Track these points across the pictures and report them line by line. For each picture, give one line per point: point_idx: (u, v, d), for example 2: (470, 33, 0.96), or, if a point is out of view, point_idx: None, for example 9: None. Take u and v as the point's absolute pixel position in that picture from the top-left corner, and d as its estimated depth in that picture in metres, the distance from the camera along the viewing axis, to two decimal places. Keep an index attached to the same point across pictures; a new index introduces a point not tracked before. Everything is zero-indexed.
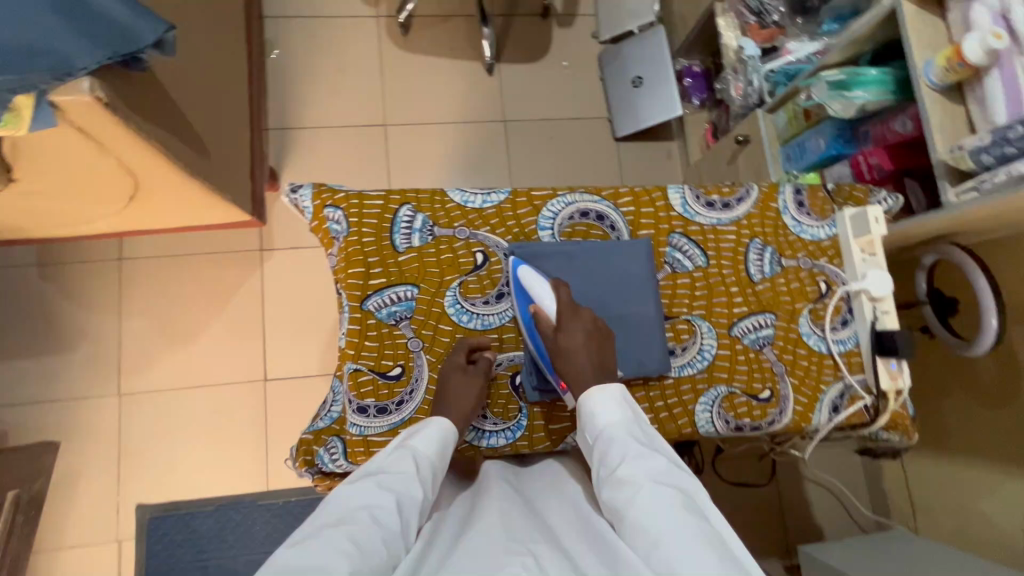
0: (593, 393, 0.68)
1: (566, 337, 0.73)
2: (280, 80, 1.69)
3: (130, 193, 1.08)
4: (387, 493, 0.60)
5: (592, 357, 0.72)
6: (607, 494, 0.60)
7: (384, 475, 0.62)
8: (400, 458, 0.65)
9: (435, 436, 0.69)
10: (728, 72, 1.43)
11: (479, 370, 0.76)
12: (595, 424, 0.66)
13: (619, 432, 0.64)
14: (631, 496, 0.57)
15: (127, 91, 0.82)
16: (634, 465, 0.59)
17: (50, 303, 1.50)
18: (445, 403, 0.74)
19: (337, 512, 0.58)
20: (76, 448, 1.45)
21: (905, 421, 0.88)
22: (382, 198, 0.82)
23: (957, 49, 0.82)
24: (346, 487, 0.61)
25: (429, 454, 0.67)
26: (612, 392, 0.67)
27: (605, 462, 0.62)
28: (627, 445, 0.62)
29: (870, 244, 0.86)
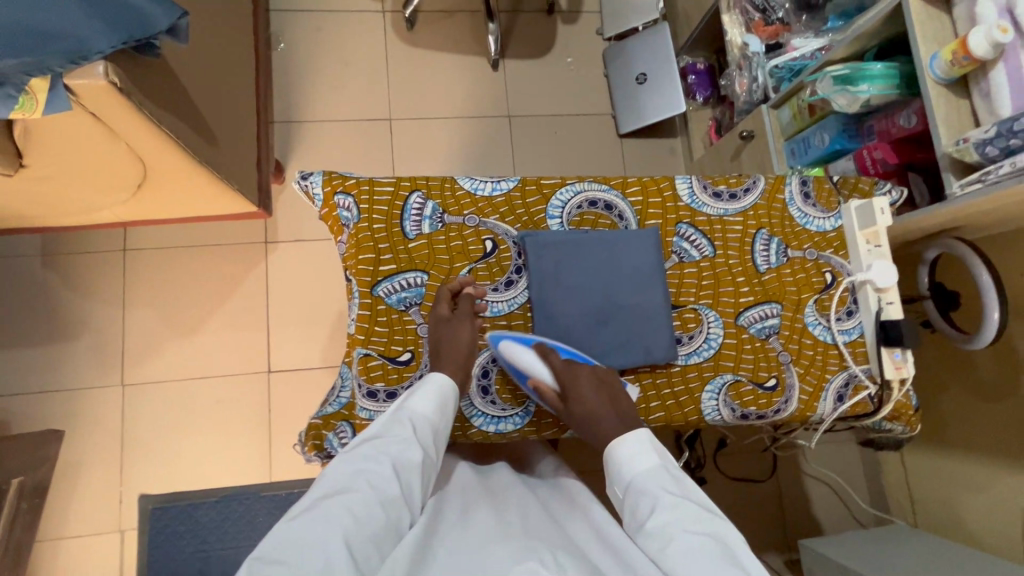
0: (617, 444, 0.68)
1: (579, 402, 0.73)
2: (286, 73, 1.70)
3: (139, 181, 1.09)
4: (384, 459, 0.62)
5: (606, 405, 0.73)
6: (640, 545, 0.59)
7: (380, 441, 0.63)
8: (396, 423, 0.66)
9: (431, 395, 0.70)
10: (733, 68, 1.44)
11: (462, 312, 0.78)
12: (621, 472, 0.66)
13: (649, 479, 0.64)
14: (668, 548, 0.56)
15: (141, 76, 0.83)
16: (665, 516, 0.59)
17: (55, 292, 1.51)
18: (449, 353, 0.75)
19: (335, 480, 0.59)
20: (79, 437, 1.45)
21: (908, 412, 0.89)
22: (392, 185, 0.82)
23: (963, 43, 0.83)
24: (341, 456, 0.62)
25: (425, 415, 0.69)
26: (635, 439, 0.67)
27: (635, 513, 0.62)
28: (654, 494, 0.62)
29: (874, 235, 0.87)
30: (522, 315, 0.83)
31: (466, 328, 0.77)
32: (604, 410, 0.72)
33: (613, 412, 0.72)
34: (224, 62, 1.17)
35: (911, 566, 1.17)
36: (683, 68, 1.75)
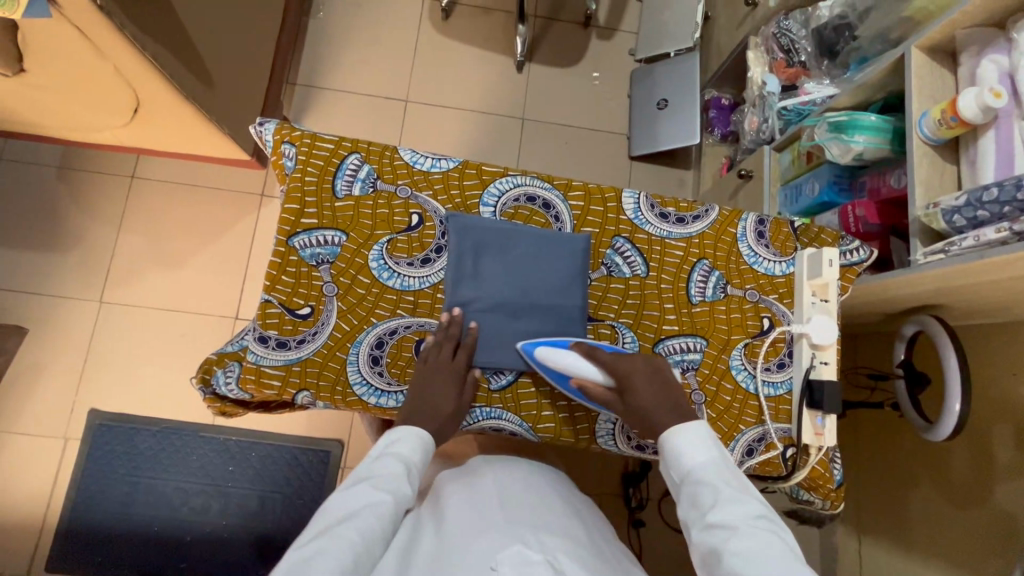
0: (675, 433, 0.67)
1: (635, 397, 0.72)
2: (317, 41, 1.76)
3: (132, 107, 1.14)
4: (379, 492, 0.63)
5: (660, 395, 0.72)
6: (702, 537, 0.58)
7: (376, 479, 0.65)
8: (389, 464, 0.67)
9: (417, 443, 0.71)
10: (748, 105, 1.39)
11: (460, 366, 0.76)
12: (680, 462, 0.66)
13: (709, 475, 0.63)
14: (730, 541, 0.56)
15: (129, 1, 0.87)
16: (726, 509, 0.59)
17: (62, 204, 1.59)
18: (427, 406, 0.73)
19: (338, 512, 0.60)
20: (49, 341, 1.52)
21: (827, 485, 0.81)
22: (333, 143, 0.83)
23: (953, 103, 0.77)
24: (341, 493, 0.63)
25: (415, 461, 0.70)
26: (697, 432, 0.66)
27: (696, 503, 0.61)
28: (719, 490, 0.61)
29: (823, 288, 0.82)
30: (430, 296, 0.80)
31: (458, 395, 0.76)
32: (656, 401, 0.71)
33: (667, 402, 0.71)
34: (240, 13, 1.22)
35: None
36: (707, 100, 1.70)
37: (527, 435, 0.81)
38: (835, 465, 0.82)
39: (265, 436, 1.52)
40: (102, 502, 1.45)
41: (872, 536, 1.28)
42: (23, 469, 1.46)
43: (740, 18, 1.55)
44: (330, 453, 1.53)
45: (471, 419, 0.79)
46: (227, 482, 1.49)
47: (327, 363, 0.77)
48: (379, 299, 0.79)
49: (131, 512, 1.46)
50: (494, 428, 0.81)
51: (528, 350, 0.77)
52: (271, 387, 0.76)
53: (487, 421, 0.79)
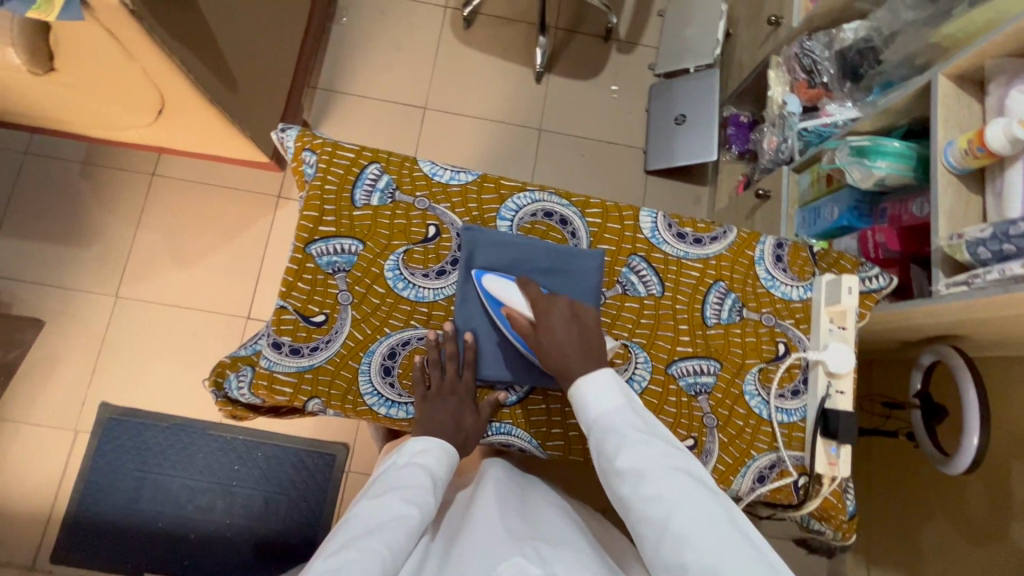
0: (582, 384, 0.67)
1: (549, 336, 0.70)
2: (339, 47, 1.78)
3: (157, 107, 1.16)
4: (406, 504, 0.64)
5: (575, 339, 0.70)
6: (615, 485, 0.62)
7: (404, 491, 0.66)
8: (416, 475, 0.68)
9: (443, 455, 0.72)
10: (767, 124, 1.37)
11: (468, 388, 0.77)
12: (587, 412, 0.66)
13: (616, 421, 0.64)
14: (639, 487, 0.60)
15: (160, 7, 0.88)
16: (634, 456, 0.61)
17: (83, 198, 1.62)
18: (450, 425, 0.74)
19: (367, 523, 0.62)
20: (64, 334, 1.55)
21: (839, 516, 0.80)
22: (354, 152, 0.84)
23: (980, 133, 0.76)
24: (369, 502, 0.65)
25: (441, 474, 0.71)
26: (602, 380, 0.66)
27: (604, 451, 0.64)
28: (624, 437, 0.63)
29: (841, 316, 0.80)
30: (444, 308, 0.80)
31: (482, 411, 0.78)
32: (573, 345, 0.70)
33: (579, 347, 0.70)
34: (266, 18, 1.24)
35: None
36: (725, 117, 1.69)
37: (536, 452, 0.80)
38: (848, 496, 0.80)
39: (272, 437, 1.52)
40: (109, 496, 1.47)
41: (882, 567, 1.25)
42: (33, 459, 1.48)
43: (762, 37, 1.54)
44: (335, 457, 1.53)
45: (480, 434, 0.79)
46: (232, 481, 1.49)
47: (339, 371, 0.77)
48: (393, 310, 0.80)
49: (137, 507, 1.47)
50: (503, 444, 0.80)
51: (477, 279, 0.78)
52: (283, 393, 0.76)
53: (496, 437, 0.79)
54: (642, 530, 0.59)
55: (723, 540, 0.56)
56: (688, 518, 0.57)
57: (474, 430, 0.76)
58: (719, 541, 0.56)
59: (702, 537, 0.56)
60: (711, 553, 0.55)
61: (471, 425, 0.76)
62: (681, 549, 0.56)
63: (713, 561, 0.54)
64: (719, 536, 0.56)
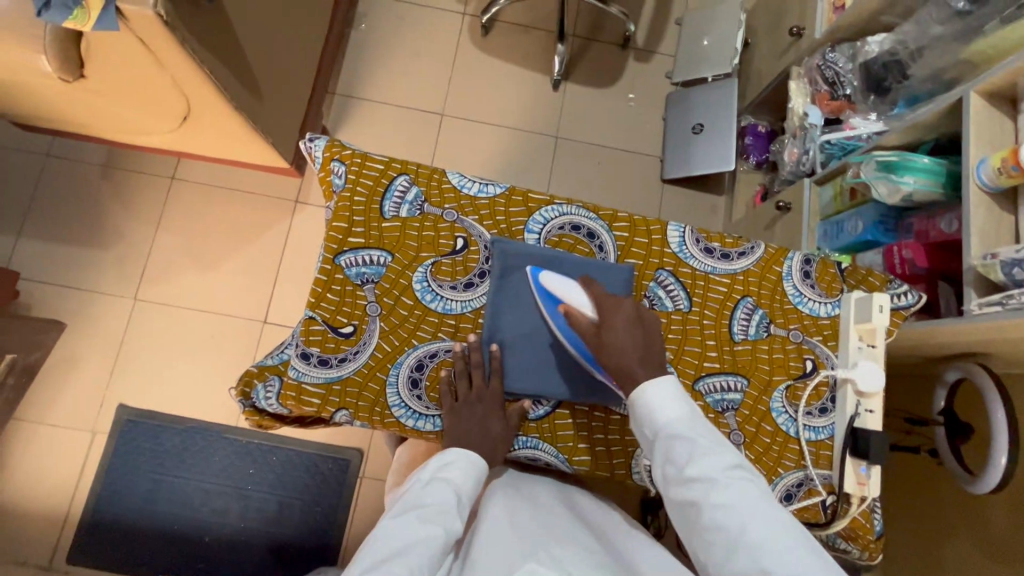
0: (646, 391, 0.67)
1: (613, 338, 0.70)
2: (358, 52, 1.79)
3: (182, 114, 1.17)
4: (430, 525, 0.64)
5: (636, 345, 0.70)
6: (681, 493, 0.62)
7: (427, 510, 0.65)
8: (439, 492, 0.68)
9: (468, 467, 0.71)
10: (788, 135, 1.37)
11: (496, 395, 0.77)
12: (652, 420, 0.66)
13: (682, 428, 0.65)
14: (709, 494, 0.60)
15: (191, 17, 0.89)
16: (703, 463, 0.62)
17: (104, 201, 1.63)
18: (478, 433, 0.75)
19: (389, 544, 0.61)
20: (83, 335, 1.56)
21: (867, 536, 0.79)
22: (383, 163, 0.84)
23: (1014, 151, 0.75)
24: (391, 521, 0.64)
25: (465, 489, 0.70)
26: (668, 388, 0.66)
27: (670, 459, 0.64)
28: (693, 445, 0.63)
29: (870, 334, 0.80)
30: (472, 320, 0.80)
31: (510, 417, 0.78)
32: (635, 349, 0.70)
33: (640, 353, 0.70)
34: (290, 27, 1.25)
35: None
36: (743, 127, 1.69)
37: (562, 466, 0.80)
38: (876, 515, 0.80)
39: (287, 441, 1.53)
40: (125, 498, 1.47)
41: None
42: (51, 460, 1.49)
43: (782, 47, 1.54)
44: (349, 462, 1.53)
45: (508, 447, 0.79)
46: (247, 485, 1.50)
47: (367, 383, 0.78)
48: (420, 321, 0.80)
49: (153, 509, 1.47)
50: (529, 457, 0.80)
51: (533, 275, 0.78)
52: (310, 404, 0.76)
53: (523, 450, 0.79)
54: (711, 537, 0.59)
55: (796, 546, 0.56)
56: (760, 526, 0.58)
57: (502, 436, 0.77)
58: (793, 547, 0.56)
59: (777, 544, 0.56)
60: (788, 559, 0.55)
61: (499, 432, 0.76)
62: (756, 556, 0.56)
63: (789, 566, 0.55)
64: (793, 543, 0.56)
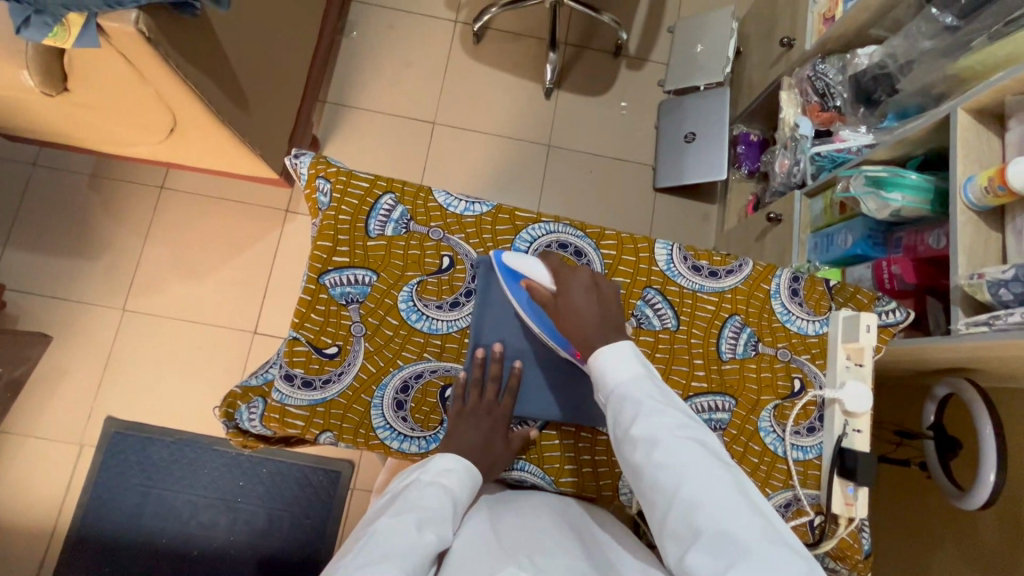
0: (601, 353, 0.66)
1: (571, 303, 0.70)
2: (350, 60, 1.78)
3: (169, 127, 1.16)
4: (424, 531, 0.60)
5: (592, 313, 0.70)
6: (625, 454, 0.61)
7: (423, 513, 0.62)
8: (437, 496, 0.65)
9: (466, 477, 0.69)
10: (779, 146, 1.37)
11: (504, 413, 0.76)
12: (603, 381, 0.65)
13: (632, 390, 0.63)
14: (652, 455, 0.58)
15: (175, 32, 0.88)
16: (648, 423, 0.60)
17: (92, 211, 1.62)
18: (478, 445, 0.73)
19: (381, 545, 0.58)
20: (70, 347, 1.54)
21: (855, 556, 0.79)
22: (369, 181, 0.83)
23: (1001, 170, 0.75)
24: (387, 520, 0.61)
25: (462, 497, 0.67)
26: (621, 350, 0.65)
27: (618, 420, 0.62)
28: (640, 405, 0.62)
29: (858, 353, 0.80)
30: (457, 340, 0.80)
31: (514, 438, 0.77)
32: (595, 316, 0.69)
33: (597, 317, 0.69)
34: (279, 39, 1.24)
35: None
36: (735, 135, 1.69)
37: (549, 488, 0.80)
38: (864, 535, 0.80)
39: (278, 453, 1.52)
40: (113, 511, 1.46)
41: None
42: (38, 474, 1.47)
43: (773, 57, 1.54)
44: (340, 474, 1.52)
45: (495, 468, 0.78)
46: (237, 498, 1.49)
47: (351, 405, 0.77)
48: (406, 342, 0.79)
49: (140, 522, 1.46)
50: (517, 479, 0.79)
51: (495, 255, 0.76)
52: (294, 426, 0.75)
53: (510, 471, 0.78)
54: (651, 496, 0.58)
55: (734, 506, 0.55)
56: (699, 485, 0.56)
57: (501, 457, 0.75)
58: (729, 507, 0.55)
59: (713, 505, 0.55)
60: (725, 521, 0.54)
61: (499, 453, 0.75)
62: (692, 516, 0.55)
63: (723, 525, 0.53)
64: (732, 506, 0.55)
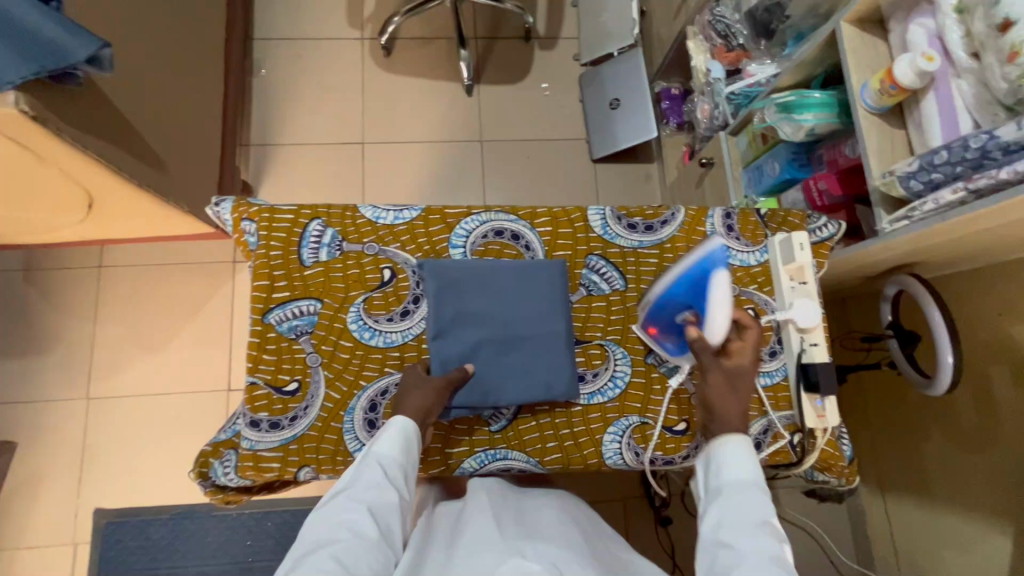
0: (731, 441, 0.68)
1: (728, 380, 0.72)
2: (264, 98, 1.75)
3: (87, 203, 1.12)
4: (358, 506, 0.62)
5: (742, 403, 0.72)
6: (725, 534, 0.60)
7: (351, 491, 0.63)
8: (364, 470, 0.65)
9: (393, 437, 0.68)
10: (697, 93, 1.39)
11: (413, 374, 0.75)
12: (720, 471, 0.67)
13: (746, 488, 0.64)
14: (752, 545, 0.58)
15: (61, 106, 0.86)
16: (755, 524, 0.60)
17: (32, 306, 1.56)
18: (399, 399, 0.73)
19: (314, 535, 0.60)
20: (40, 449, 1.49)
21: (839, 463, 0.81)
22: (293, 212, 0.82)
23: (889, 71, 0.78)
24: (321, 509, 0.63)
25: (394, 456, 0.67)
26: (748, 450, 0.67)
27: (726, 509, 0.63)
28: (754, 505, 0.62)
29: (799, 271, 0.82)
30: (415, 347, 0.80)
31: (435, 386, 0.72)
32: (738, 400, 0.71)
33: (745, 404, 0.71)
34: (177, 93, 1.21)
35: None
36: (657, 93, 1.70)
37: (536, 469, 0.80)
38: (843, 441, 0.83)
39: (278, 503, 1.49)
40: None
41: (896, 493, 1.29)
42: None
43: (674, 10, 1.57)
44: None
45: (480, 464, 0.79)
46: (248, 557, 1.45)
47: (324, 435, 0.76)
48: (365, 361, 0.78)
49: None
50: (503, 468, 0.80)
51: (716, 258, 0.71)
52: (271, 469, 0.75)
53: (493, 463, 0.79)
54: None
55: None
56: None
57: (427, 404, 0.71)
58: None
59: None
60: None
61: (418, 403, 0.71)
62: None
63: None
64: None
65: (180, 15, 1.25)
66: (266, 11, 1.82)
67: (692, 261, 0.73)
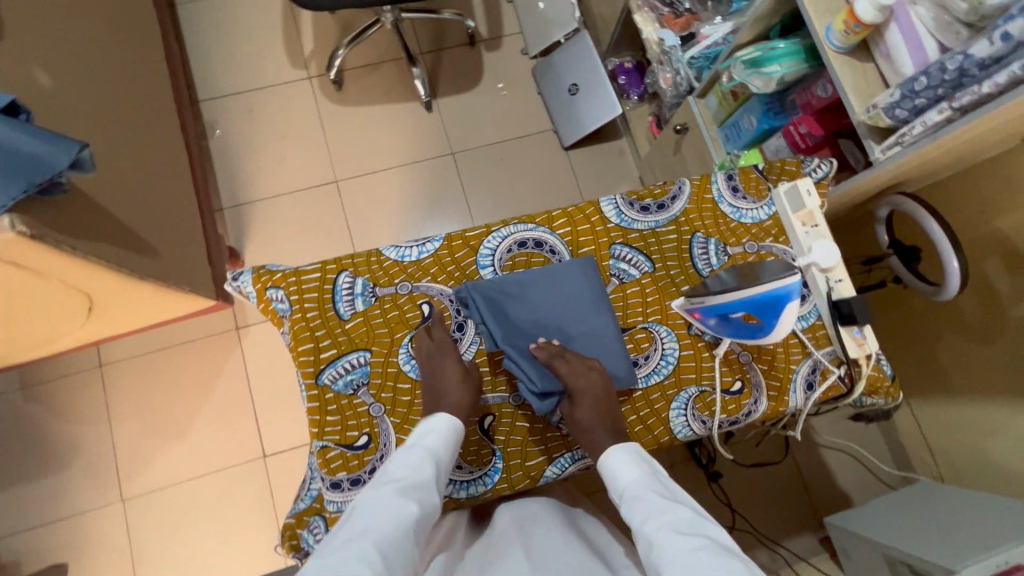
0: (610, 454, 0.71)
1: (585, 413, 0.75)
2: (225, 158, 1.72)
3: (86, 308, 1.09)
4: (406, 497, 0.61)
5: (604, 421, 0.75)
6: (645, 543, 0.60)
7: (403, 481, 0.63)
8: (418, 462, 0.66)
9: (450, 434, 0.71)
10: (655, 64, 1.42)
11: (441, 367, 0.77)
12: (615, 484, 0.69)
13: (641, 490, 0.65)
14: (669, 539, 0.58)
15: (52, 218, 0.84)
16: (657, 518, 0.61)
17: (41, 422, 1.51)
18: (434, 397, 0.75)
19: (361, 517, 0.59)
20: (87, 563, 1.44)
21: (885, 383, 0.86)
22: (319, 270, 0.82)
23: (851, 12, 0.83)
24: (369, 494, 0.62)
25: (444, 455, 0.69)
26: (630, 454, 0.70)
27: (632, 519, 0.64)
28: (651, 500, 0.63)
29: (810, 216, 0.86)
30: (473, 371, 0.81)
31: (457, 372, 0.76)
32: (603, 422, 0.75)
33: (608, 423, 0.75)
34: (148, 176, 1.18)
35: (943, 523, 1.10)
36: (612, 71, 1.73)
37: None
38: (884, 362, 0.87)
39: None
40: None
41: (923, 397, 1.36)
42: None
43: None
44: None
45: (558, 471, 0.81)
46: None
47: None
48: None
49: None
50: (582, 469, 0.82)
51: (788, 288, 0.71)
52: None
53: (575, 464, 0.81)
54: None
55: None
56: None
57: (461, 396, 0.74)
58: None
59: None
60: None
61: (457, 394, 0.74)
62: None
63: None
64: None
65: (132, 94, 1.22)
66: (206, 71, 1.78)
67: (771, 288, 0.71)
